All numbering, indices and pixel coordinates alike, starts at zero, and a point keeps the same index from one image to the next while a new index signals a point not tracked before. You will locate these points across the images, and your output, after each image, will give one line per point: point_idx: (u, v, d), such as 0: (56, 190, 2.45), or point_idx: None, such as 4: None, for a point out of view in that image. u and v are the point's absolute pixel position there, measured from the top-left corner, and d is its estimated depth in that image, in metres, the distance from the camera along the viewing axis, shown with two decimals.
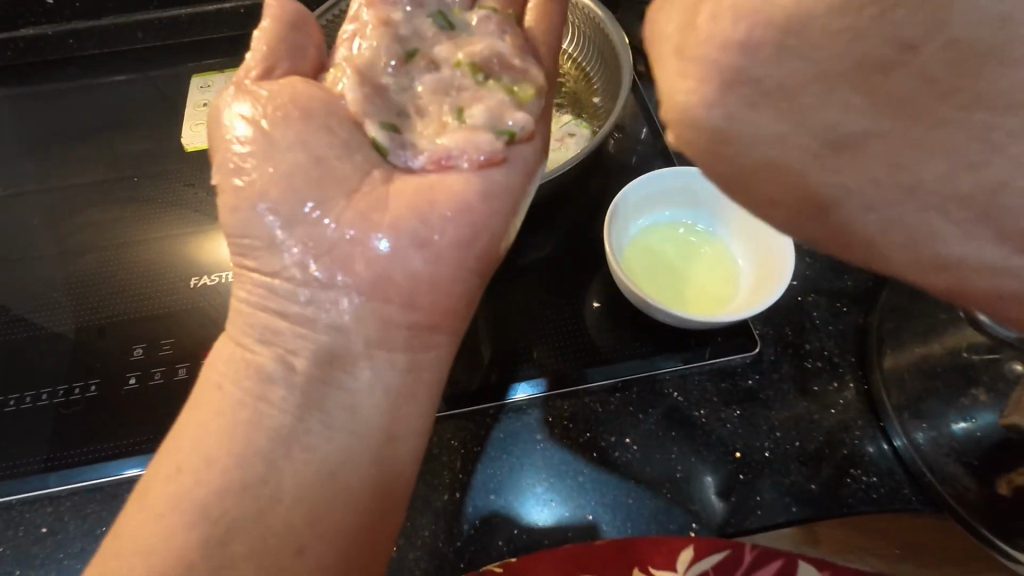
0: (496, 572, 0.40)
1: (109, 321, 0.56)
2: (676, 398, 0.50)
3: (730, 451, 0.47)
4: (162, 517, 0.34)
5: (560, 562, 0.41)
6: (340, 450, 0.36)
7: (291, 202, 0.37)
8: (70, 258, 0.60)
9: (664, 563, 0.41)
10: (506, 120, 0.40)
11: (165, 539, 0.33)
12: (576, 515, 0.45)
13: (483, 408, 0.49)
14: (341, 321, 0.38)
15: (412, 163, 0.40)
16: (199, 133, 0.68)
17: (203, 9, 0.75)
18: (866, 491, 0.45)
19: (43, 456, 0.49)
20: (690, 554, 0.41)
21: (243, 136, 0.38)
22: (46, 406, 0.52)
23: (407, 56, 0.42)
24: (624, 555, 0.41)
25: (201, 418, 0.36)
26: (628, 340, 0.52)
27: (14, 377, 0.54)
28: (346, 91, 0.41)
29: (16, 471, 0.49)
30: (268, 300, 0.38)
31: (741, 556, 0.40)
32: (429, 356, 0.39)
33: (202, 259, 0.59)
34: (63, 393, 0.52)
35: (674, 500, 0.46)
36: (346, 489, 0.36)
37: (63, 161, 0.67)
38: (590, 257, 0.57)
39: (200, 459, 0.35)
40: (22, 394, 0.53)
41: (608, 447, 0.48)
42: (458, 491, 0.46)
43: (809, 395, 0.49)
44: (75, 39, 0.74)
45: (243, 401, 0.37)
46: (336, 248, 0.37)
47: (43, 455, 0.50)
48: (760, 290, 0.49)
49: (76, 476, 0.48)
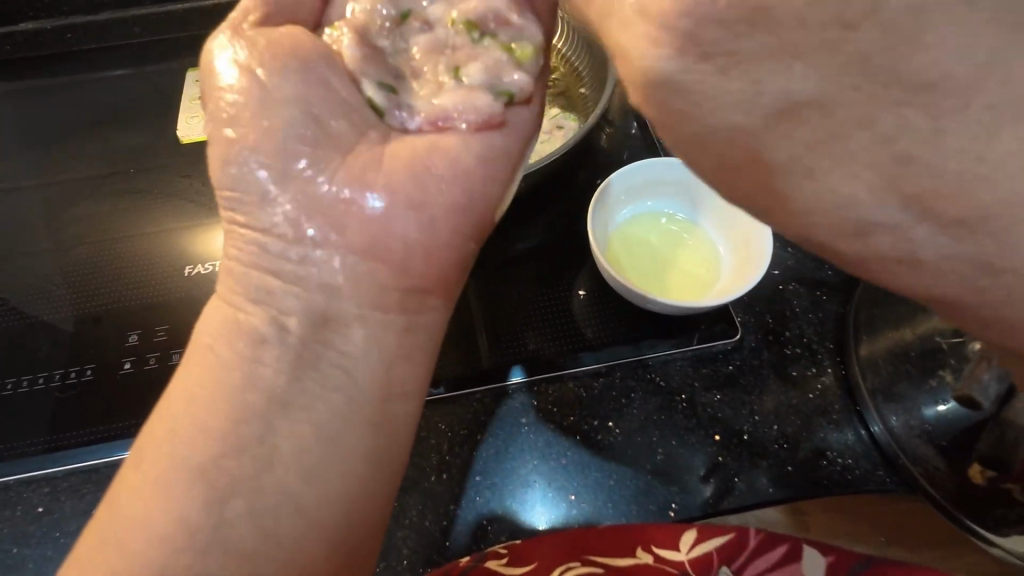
0: (501, 554, 0.42)
1: (105, 309, 0.57)
2: (659, 384, 0.51)
3: (710, 434, 0.48)
4: (162, 495, 0.34)
5: (569, 542, 0.43)
6: None
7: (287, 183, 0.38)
8: (67, 248, 0.61)
9: (666, 544, 0.42)
10: (501, 79, 0.39)
11: (163, 515, 0.33)
12: (560, 496, 0.47)
13: (471, 392, 0.50)
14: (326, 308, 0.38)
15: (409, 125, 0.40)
16: (194, 126, 0.69)
17: (199, 5, 0.76)
18: (842, 473, 0.47)
19: (39, 439, 0.51)
20: (692, 536, 0.43)
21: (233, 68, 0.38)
22: (44, 390, 0.53)
23: (401, 16, 0.40)
24: (624, 534, 0.43)
25: (188, 395, 0.37)
26: (614, 326, 0.53)
27: (12, 362, 0.55)
28: (346, 51, 0.39)
29: (14, 453, 0.50)
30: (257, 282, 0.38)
31: (742, 538, 0.43)
32: None
33: (199, 249, 0.61)
34: (60, 377, 0.54)
35: (655, 481, 0.47)
36: None
37: (61, 152, 0.68)
38: (578, 245, 0.58)
39: (191, 435, 0.35)
40: (20, 377, 0.54)
41: (591, 431, 0.49)
42: (445, 473, 0.47)
43: (788, 381, 0.50)
44: (72, 33, 0.75)
45: (231, 376, 0.37)
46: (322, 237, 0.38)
47: (40, 437, 0.51)
48: (739, 277, 0.50)
49: (72, 457, 0.50)
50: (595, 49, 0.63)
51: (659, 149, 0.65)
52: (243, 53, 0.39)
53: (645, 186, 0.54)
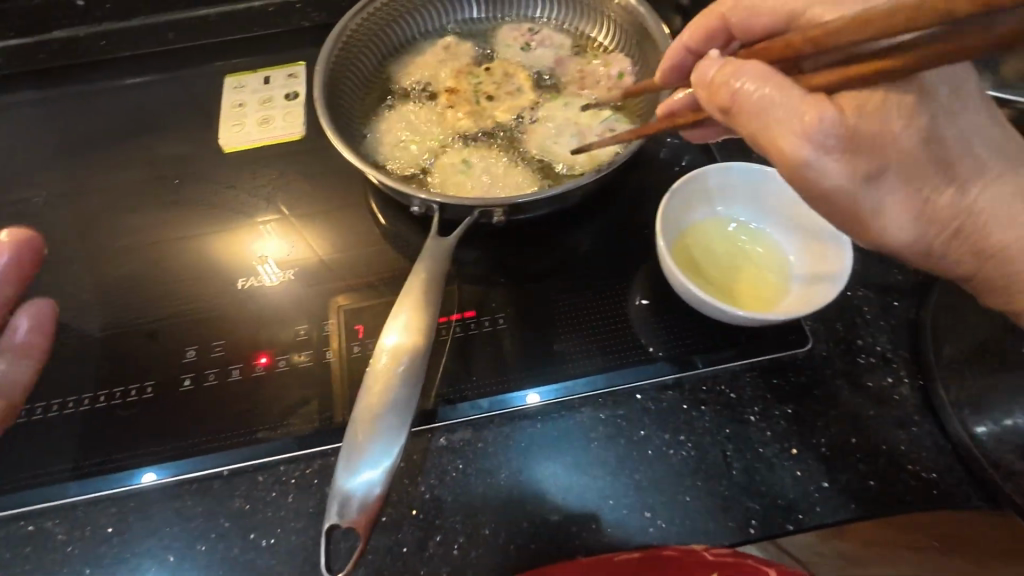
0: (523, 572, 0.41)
1: (160, 324, 0.56)
2: (730, 395, 0.49)
3: (786, 448, 0.46)
4: None
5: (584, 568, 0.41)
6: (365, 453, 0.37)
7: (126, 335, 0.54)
8: (121, 258, 0.61)
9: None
10: (414, 203, 0.53)
11: None
12: (633, 513, 0.45)
13: (536, 406, 0.49)
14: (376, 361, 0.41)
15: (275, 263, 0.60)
16: (235, 134, 0.69)
17: (249, 6, 0.79)
18: (926, 488, 0.45)
19: (74, 465, 0.49)
20: None
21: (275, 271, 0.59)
22: (74, 416, 0.51)
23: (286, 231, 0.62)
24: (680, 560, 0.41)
25: None
26: (679, 339, 0.52)
27: (57, 382, 0.53)
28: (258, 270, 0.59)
29: (57, 476, 0.48)
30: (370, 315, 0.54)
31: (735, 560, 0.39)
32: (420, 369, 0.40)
33: (242, 250, 0.61)
34: (98, 399, 0.52)
35: (730, 496, 0.45)
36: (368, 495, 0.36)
37: (103, 160, 0.69)
38: (632, 252, 0.58)
39: None
40: (56, 400, 0.52)
41: (662, 445, 0.47)
42: (516, 487, 0.46)
43: (862, 390, 0.49)
44: (106, 41, 0.78)
45: None
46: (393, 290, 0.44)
47: (74, 464, 0.49)
48: (818, 279, 0.48)
49: (110, 484, 0.48)
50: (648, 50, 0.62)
51: (711, 152, 0.63)
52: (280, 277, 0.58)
53: (699, 194, 0.52)
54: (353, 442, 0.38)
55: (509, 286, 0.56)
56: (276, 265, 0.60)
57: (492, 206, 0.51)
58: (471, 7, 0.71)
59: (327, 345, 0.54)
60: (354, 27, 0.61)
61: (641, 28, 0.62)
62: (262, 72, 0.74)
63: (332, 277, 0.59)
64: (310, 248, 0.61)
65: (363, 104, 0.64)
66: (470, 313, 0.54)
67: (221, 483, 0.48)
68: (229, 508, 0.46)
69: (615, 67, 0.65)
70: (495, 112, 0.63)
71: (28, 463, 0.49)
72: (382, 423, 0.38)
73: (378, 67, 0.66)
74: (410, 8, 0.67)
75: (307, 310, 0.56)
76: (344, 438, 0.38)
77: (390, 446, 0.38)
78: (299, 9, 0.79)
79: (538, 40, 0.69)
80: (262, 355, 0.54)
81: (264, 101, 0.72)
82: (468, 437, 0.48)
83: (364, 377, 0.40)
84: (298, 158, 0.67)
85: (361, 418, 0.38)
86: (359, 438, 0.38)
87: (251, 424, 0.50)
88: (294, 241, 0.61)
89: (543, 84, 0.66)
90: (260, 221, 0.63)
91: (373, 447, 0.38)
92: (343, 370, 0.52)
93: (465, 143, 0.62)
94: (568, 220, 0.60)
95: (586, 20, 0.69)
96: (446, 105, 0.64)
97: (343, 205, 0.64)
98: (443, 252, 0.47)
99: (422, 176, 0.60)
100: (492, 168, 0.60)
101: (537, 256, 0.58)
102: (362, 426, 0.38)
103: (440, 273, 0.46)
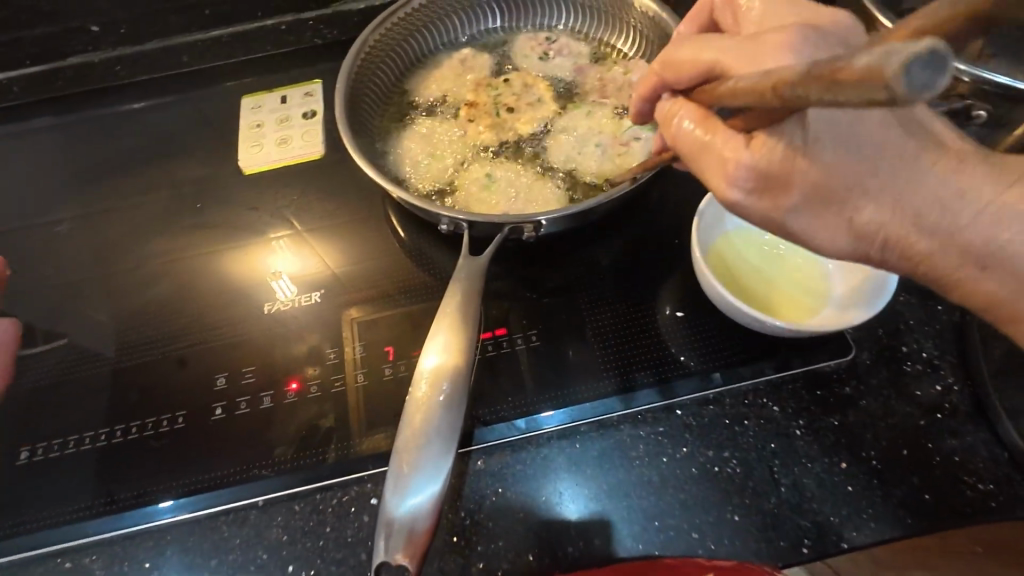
0: None
1: (188, 352, 0.56)
2: (774, 409, 0.48)
3: (836, 462, 0.45)
4: None
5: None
6: (414, 473, 0.40)
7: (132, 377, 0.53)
8: (145, 285, 0.61)
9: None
10: (442, 220, 0.52)
11: None
12: (681, 535, 0.43)
13: (575, 425, 0.48)
14: (418, 384, 0.43)
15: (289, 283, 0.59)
16: (254, 154, 0.69)
17: (262, 24, 0.78)
18: (985, 500, 0.43)
19: (99, 501, 0.48)
20: None
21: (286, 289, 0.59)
22: (107, 447, 0.51)
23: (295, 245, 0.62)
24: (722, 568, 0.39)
25: None
26: (718, 351, 0.51)
27: (88, 414, 0.53)
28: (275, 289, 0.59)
29: (91, 511, 0.48)
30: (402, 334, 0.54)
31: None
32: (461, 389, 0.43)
33: (253, 270, 0.60)
34: (128, 431, 0.52)
35: (780, 514, 0.44)
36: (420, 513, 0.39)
37: (121, 186, 0.69)
38: (663, 263, 0.57)
39: None
40: (88, 432, 0.52)
41: (707, 463, 0.46)
42: (558, 509, 0.45)
43: (909, 399, 0.47)
44: (121, 66, 0.78)
45: None
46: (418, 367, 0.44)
47: (100, 500, 0.48)
48: (856, 288, 0.48)
49: (144, 518, 0.47)
50: None
51: None
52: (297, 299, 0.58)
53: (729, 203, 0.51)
54: (401, 465, 0.40)
55: (540, 300, 0.55)
56: (292, 282, 0.59)
57: (522, 221, 0.50)
58: (486, 19, 0.70)
59: (360, 367, 0.53)
60: (372, 43, 0.61)
61: (662, 33, 0.62)
62: (278, 91, 0.74)
63: (357, 297, 0.58)
64: (321, 263, 0.60)
65: (382, 120, 0.64)
66: (502, 330, 0.53)
67: (257, 513, 0.47)
68: (267, 539, 0.46)
69: (636, 74, 0.64)
70: (516, 124, 0.63)
71: (60, 499, 0.49)
72: (430, 446, 0.40)
73: (396, 82, 0.66)
74: (426, 23, 0.67)
75: (337, 329, 0.55)
76: (391, 464, 0.40)
77: (434, 474, 0.40)
78: (312, 26, 0.79)
79: (555, 50, 0.68)
80: (293, 380, 0.53)
81: (281, 119, 0.72)
82: (506, 459, 0.47)
83: (408, 403, 0.42)
84: (318, 177, 0.67)
85: (405, 446, 0.40)
86: (405, 466, 0.40)
87: (286, 451, 0.49)
88: (305, 257, 0.61)
89: (563, 94, 0.65)
90: (270, 240, 0.63)
91: (422, 468, 0.40)
92: (358, 392, 0.52)
93: (487, 157, 0.61)
94: (594, 232, 0.59)
95: (604, 27, 0.68)
96: (466, 118, 0.63)
97: (366, 223, 0.64)
98: (476, 271, 0.49)
99: (446, 191, 0.59)
100: (516, 182, 0.59)
101: (566, 269, 0.57)
102: (406, 453, 0.40)
103: (475, 295, 0.48)
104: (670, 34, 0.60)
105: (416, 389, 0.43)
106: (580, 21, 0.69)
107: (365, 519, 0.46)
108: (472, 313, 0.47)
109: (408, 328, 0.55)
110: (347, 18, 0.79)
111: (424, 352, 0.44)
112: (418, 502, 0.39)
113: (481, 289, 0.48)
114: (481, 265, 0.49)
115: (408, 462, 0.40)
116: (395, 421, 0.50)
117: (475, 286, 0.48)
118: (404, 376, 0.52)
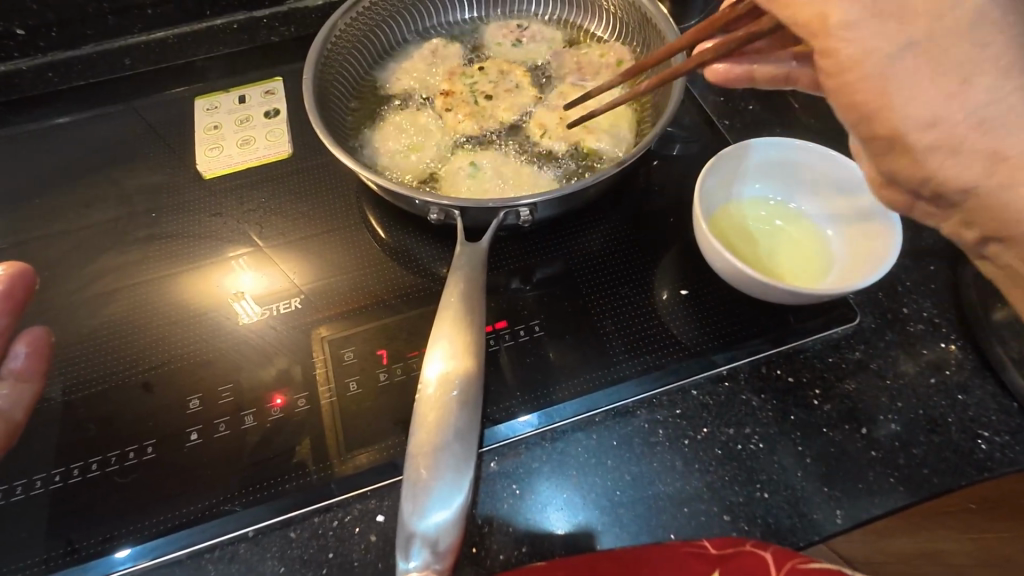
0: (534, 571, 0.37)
1: (153, 375, 0.50)
2: (788, 379, 0.47)
3: (856, 427, 0.44)
4: None
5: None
6: (434, 483, 0.36)
7: (100, 408, 0.48)
8: (96, 306, 0.55)
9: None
10: (429, 210, 0.49)
11: None
12: (712, 519, 0.41)
13: (588, 416, 0.46)
14: (425, 388, 0.40)
15: (258, 301, 0.54)
16: (214, 158, 0.64)
17: (211, 23, 0.73)
18: (1003, 451, 0.43)
19: (64, 550, 0.42)
20: None
21: (251, 308, 0.54)
22: (65, 488, 0.45)
23: (258, 258, 0.57)
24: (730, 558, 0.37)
25: None
26: (724, 326, 0.50)
27: (35, 457, 0.46)
28: (246, 307, 0.54)
29: (52, 563, 0.42)
30: (401, 338, 0.51)
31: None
32: (475, 384, 0.40)
33: (212, 290, 0.55)
34: (90, 469, 0.45)
35: (809, 488, 0.42)
36: (446, 524, 0.35)
37: (63, 202, 0.63)
38: (660, 243, 0.56)
39: None
40: (40, 475, 0.45)
41: (730, 440, 0.44)
42: (581, 504, 0.42)
43: (918, 359, 0.47)
44: (54, 72, 0.71)
45: None
46: (418, 402, 0.39)
47: (64, 548, 0.42)
48: (862, 253, 0.48)
49: (118, 563, 0.41)
50: (649, 37, 0.61)
51: (721, 134, 0.62)
52: (272, 309, 0.54)
53: (723, 176, 0.52)
54: (418, 476, 0.36)
55: (537, 289, 0.53)
56: (255, 301, 0.54)
57: (515, 206, 0.47)
58: (457, 9, 0.68)
59: (350, 375, 0.49)
60: (338, 34, 0.58)
61: (638, 15, 0.61)
62: (236, 91, 0.70)
63: (342, 299, 0.54)
64: (290, 277, 0.56)
65: (355, 114, 0.60)
66: (503, 323, 0.50)
67: (248, 546, 0.42)
68: (263, 574, 0.41)
69: (613, 56, 0.63)
70: (497, 111, 0.61)
71: (13, 552, 0.42)
72: (446, 450, 0.37)
73: (365, 74, 0.63)
74: (394, 13, 0.64)
75: (306, 348, 0.51)
76: (406, 473, 0.36)
77: (454, 478, 0.36)
78: (266, 23, 0.74)
79: (528, 36, 0.66)
80: (278, 396, 0.48)
81: (240, 120, 0.67)
82: (522, 456, 0.44)
83: (416, 409, 0.39)
84: (288, 178, 0.62)
85: (420, 451, 0.37)
86: (422, 473, 0.36)
87: (276, 475, 0.45)
88: (270, 272, 0.56)
89: (541, 80, 0.64)
90: (230, 256, 0.57)
91: (441, 476, 0.36)
92: (334, 411, 0.47)
93: (470, 147, 0.59)
94: (586, 215, 0.57)
95: (576, 13, 0.67)
96: (444, 107, 0.61)
97: (341, 224, 0.59)
98: (475, 260, 0.46)
99: (430, 183, 0.56)
100: (504, 169, 0.56)
101: (561, 255, 0.55)
102: (422, 459, 0.37)
103: (476, 285, 0.45)
104: (647, 16, 0.60)
105: (424, 392, 0.39)
106: (551, 7, 0.68)
107: (371, 539, 0.42)
108: (476, 302, 0.44)
109: (400, 329, 0.52)
110: (303, 14, 0.75)
111: (430, 350, 0.41)
112: (441, 512, 0.35)
113: (484, 277, 0.45)
114: (479, 253, 0.46)
115: (425, 468, 0.36)
116: (395, 429, 0.46)
117: (475, 273, 0.45)
118: (402, 380, 0.48)
